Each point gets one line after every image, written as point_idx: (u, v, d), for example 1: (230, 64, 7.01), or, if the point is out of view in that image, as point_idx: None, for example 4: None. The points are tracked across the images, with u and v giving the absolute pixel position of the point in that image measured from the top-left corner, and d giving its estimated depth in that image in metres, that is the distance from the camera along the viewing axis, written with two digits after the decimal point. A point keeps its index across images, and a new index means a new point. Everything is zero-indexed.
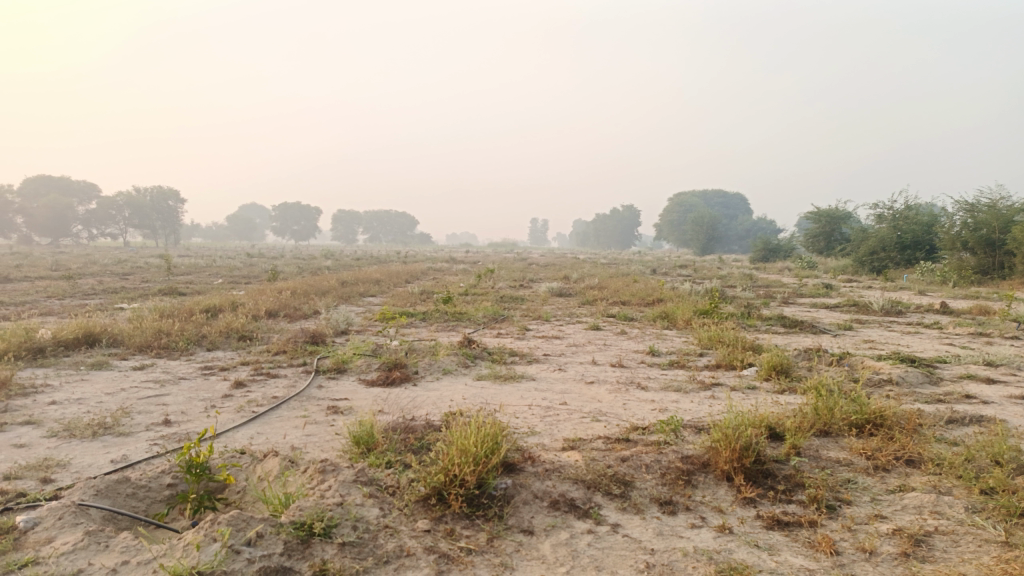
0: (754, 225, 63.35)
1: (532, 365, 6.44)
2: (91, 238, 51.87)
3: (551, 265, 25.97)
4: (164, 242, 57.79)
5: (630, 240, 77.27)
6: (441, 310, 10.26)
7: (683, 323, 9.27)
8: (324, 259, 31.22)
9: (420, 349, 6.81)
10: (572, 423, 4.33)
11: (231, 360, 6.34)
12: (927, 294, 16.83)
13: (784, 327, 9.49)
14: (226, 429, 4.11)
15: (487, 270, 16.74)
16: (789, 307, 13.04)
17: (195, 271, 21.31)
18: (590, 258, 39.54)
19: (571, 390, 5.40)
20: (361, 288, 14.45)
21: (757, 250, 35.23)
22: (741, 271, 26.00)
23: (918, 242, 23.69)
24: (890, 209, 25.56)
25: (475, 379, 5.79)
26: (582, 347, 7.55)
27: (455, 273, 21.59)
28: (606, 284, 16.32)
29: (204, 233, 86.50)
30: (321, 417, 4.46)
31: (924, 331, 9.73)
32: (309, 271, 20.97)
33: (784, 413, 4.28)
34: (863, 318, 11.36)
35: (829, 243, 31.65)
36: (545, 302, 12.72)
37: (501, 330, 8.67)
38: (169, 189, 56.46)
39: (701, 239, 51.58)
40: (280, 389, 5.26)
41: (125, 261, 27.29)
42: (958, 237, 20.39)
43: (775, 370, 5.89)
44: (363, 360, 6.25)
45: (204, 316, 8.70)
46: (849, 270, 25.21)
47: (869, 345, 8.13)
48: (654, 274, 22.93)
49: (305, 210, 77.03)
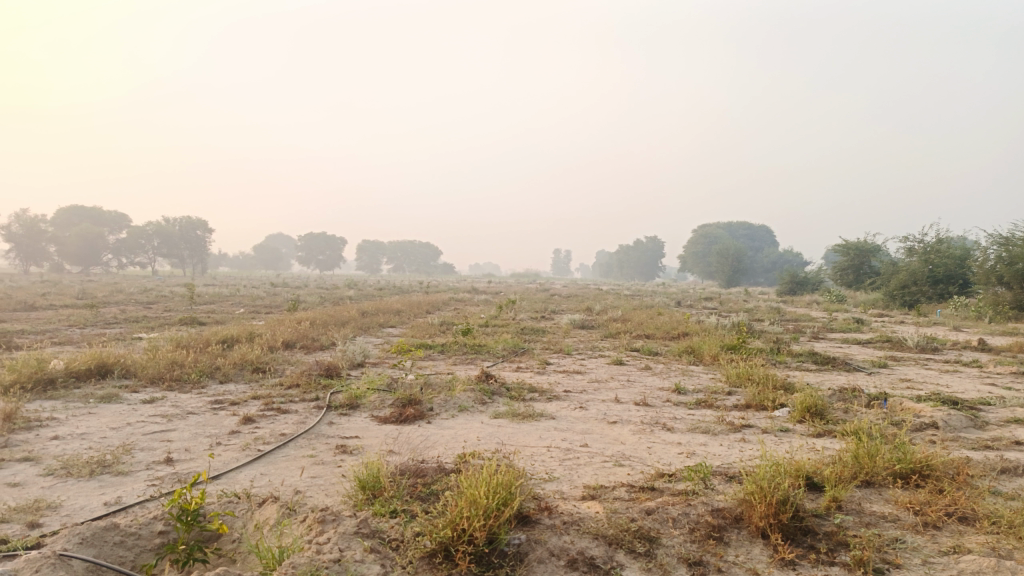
0: (780, 257, 62.63)
1: (552, 402, 6.19)
2: (120, 267, 52.65)
3: (574, 297, 25.73)
4: (191, 271, 58.51)
5: (653, 272, 76.77)
6: (460, 342, 10.07)
7: (710, 360, 8.95)
8: (347, 288, 31.35)
9: (436, 384, 6.59)
10: (592, 468, 4.07)
11: (243, 394, 6.17)
12: (962, 330, 16.29)
13: (815, 365, 9.14)
14: (229, 470, 3.92)
15: (509, 302, 16.55)
16: (819, 343, 12.64)
17: (219, 300, 21.38)
18: (613, 289, 39.19)
19: (592, 431, 5.13)
20: (381, 319, 14.31)
21: (783, 283, 34.68)
22: (767, 304, 25.54)
23: (950, 276, 23.11)
24: (920, 242, 25.04)
25: (492, 417, 5.54)
26: (604, 384, 7.28)
27: (477, 303, 21.46)
28: (629, 316, 16.04)
29: (230, 262, 87.58)
30: (328, 457, 4.25)
31: (963, 370, 9.31)
32: (331, 301, 20.95)
33: (821, 461, 3.99)
34: (897, 355, 10.94)
35: (857, 276, 31.03)
36: (567, 334, 12.48)
37: (520, 364, 8.42)
38: (198, 219, 57.31)
39: (726, 272, 51.03)
40: (289, 425, 5.06)
41: (151, 291, 27.54)
42: (992, 271, 19.83)
43: (809, 412, 5.58)
44: (377, 395, 6.04)
45: (220, 347, 8.58)
46: (879, 304, 24.62)
47: (906, 384, 7.75)
48: (678, 307, 22.56)
49: (330, 240, 77.72)
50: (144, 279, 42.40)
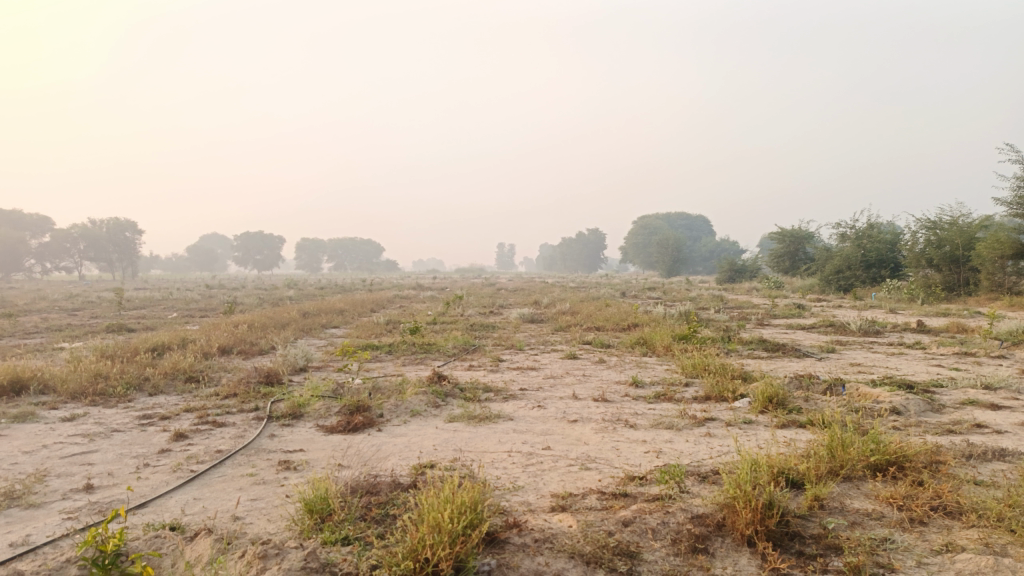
0: (718, 246, 63.82)
1: (508, 402, 5.91)
2: (43, 273, 50.10)
3: (520, 290, 25.54)
4: (120, 275, 56.08)
5: (596, 264, 77.35)
6: (408, 341, 9.72)
7: (664, 350, 8.81)
8: (286, 288, 30.54)
9: (385, 387, 6.23)
10: (558, 473, 3.82)
11: (174, 408, 5.70)
12: (897, 312, 16.73)
13: (766, 352, 9.11)
14: (157, 496, 3.52)
15: (455, 297, 16.23)
16: (766, 329, 12.72)
17: (151, 305, 20.36)
18: (559, 282, 39.24)
19: (553, 432, 4.88)
20: (323, 320, 13.78)
21: (723, 271, 35.25)
22: (710, 292, 25.84)
23: (883, 260, 23.78)
24: (853, 228, 25.72)
25: (447, 421, 5.23)
26: (560, 380, 7.04)
27: (422, 300, 21.06)
28: (577, 308, 15.91)
29: (163, 264, 84.45)
30: (270, 475, 3.88)
31: (908, 352, 9.43)
32: (269, 302, 20.20)
33: (793, 455, 3.83)
34: (843, 340, 11.06)
35: (794, 262, 31.74)
36: (517, 329, 12.23)
37: (472, 363, 8.13)
38: (127, 220, 54.97)
39: (667, 262, 51.68)
40: (225, 440, 4.65)
41: (76, 296, 26.12)
42: (922, 254, 20.44)
43: (771, 402, 5.45)
44: (321, 403, 5.65)
45: (150, 356, 8.01)
46: (816, 289, 25.19)
47: (856, 369, 7.76)
48: (624, 298, 22.59)
49: (268, 240, 75.67)
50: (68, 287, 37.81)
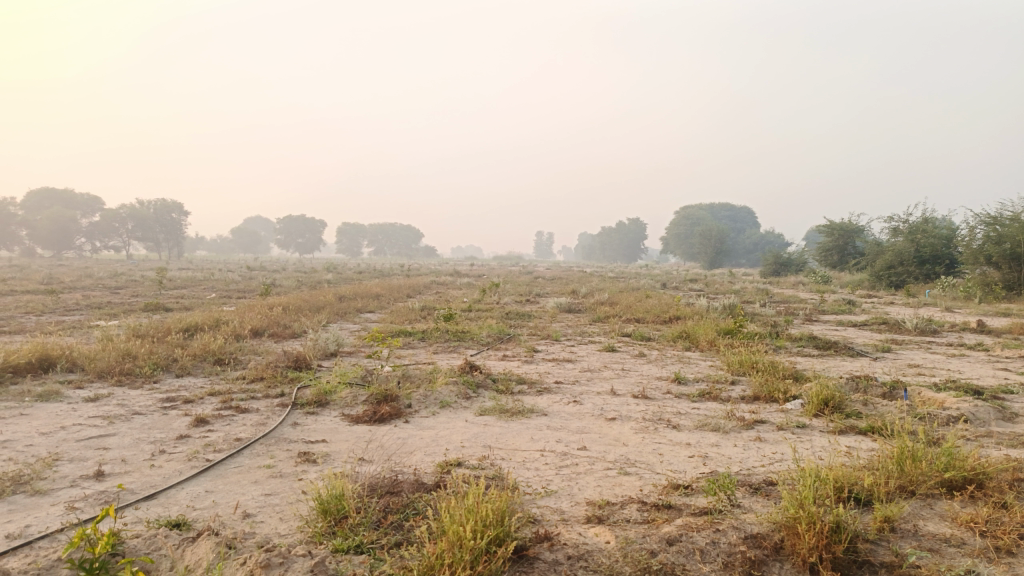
0: (762, 239, 62.38)
1: (543, 396, 5.61)
2: (93, 251, 51.38)
3: (557, 279, 25.19)
4: (166, 255, 57.22)
5: (636, 254, 76.41)
6: (442, 328, 9.49)
7: (707, 345, 8.41)
8: (326, 272, 30.80)
9: (415, 376, 5.99)
10: (594, 478, 3.53)
11: (199, 391, 5.54)
12: (954, 311, 15.95)
13: (817, 350, 8.65)
14: (168, 487, 3.33)
15: (493, 285, 15.99)
16: (814, 325, 12.18)
17: (191, 286, 20.54)
18: (598, 272, 38.79)
19: (590, 430, 4.58)
20: (358, 304, 13.66)
21: (767, 265, 34.32)
22: (754, 286, 25.11)
23: (937, 256, 22.79)
24: (906, 222, 24.74)
25: (478, 414, 4.96)
26: (597, 373, 6.71)
27: (459, 287, 20.86)
28: (616, 299, 15.51)
29: (208, 246, 86.05)
30: (287, 468, 3.66)
31: (969, 354, 8.85)
32: (307, 286, 20.26)
33: (855, 467, 3.46)
34: (898, 339, 10.47)
35: (842, 257, 30.74)
36: (554, 319, 11.91)
37: (506, 352, 7.85)
38: (173, 201, 55.92)
39: (708, 253, 50.68)
40: (245, 428, 4.44)
41: (121, 275, 26.53)
42: (980, 250, 19.47)
43: (826, 406, 5.06)
44: (349, 391, 5.43)
45: (181, 336, 7.92)
46: (864, 284, 24.31)
47: (916, 371, 7.26)
48: (664, 289, 22.07)
49: (310, 223, 76.46)
50: (121, 263, 41.96)
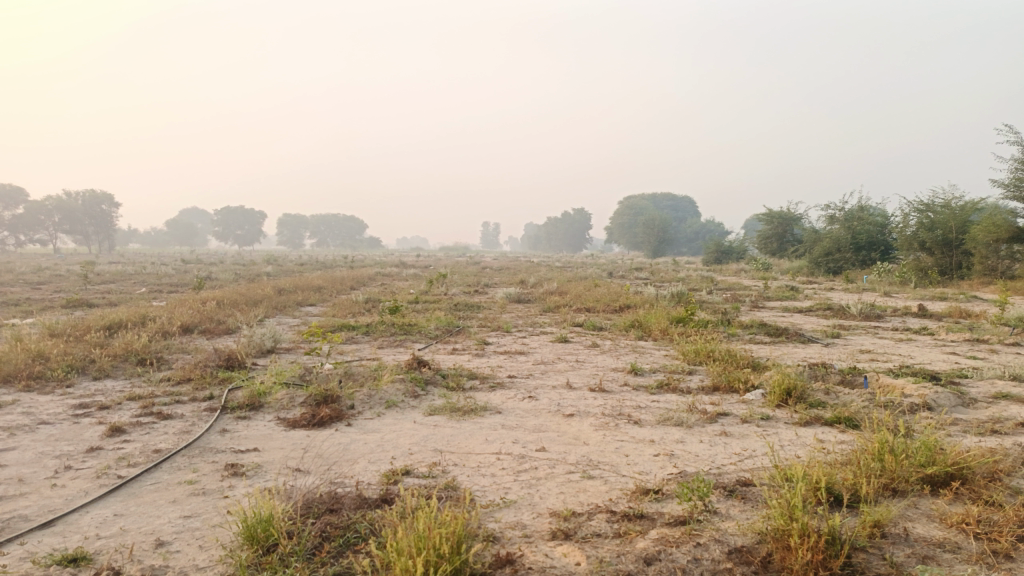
0: (703, 227, 63.38)
1: (495, 392, 5.29)
2: (16, 244, 48.89)
3: (504, 269, 24.91)
4: (96, 248, 54.76)
5: (581, 243, 76.78)
6: (387, 320, 9.06)
7: (660, 334, 8.23)
8: (264, 264, 29.83)
9: (359, 374, 5.59)
10: (556, 483, 3.23)
11: (118, 395, 5.02)
12: (892, 296, 16.29)
13: (769, 337, 8.56)
14: (68, 512, 2.88)
15: (439, 276, 15.57)
16: (761, 312, 12.18)
17: (120, 279, 19.47)
18: (542, 261, 38.69)
19: (547, 428, 4.29)
20: (299, 297, 13.07)
21: (709, 252, 34.76)
22: (699, 274, 25.29)
23: (873, 242, 23.33)
24: (842, 210, 25.30)
25: (427, 415, 4.61)
26: (551, 366, 6.41)
27: (404, 278, 20.36)
28: (565, 288, 15.29)
29: (142, 239, 82.84)
30: (211, 484, 3.25)
31: (916, 339, 8.89)
32: (245, 278, 19.47)
33: (833, 464, 3.25)
34: (844, 324, 10.53)
35: (781, 244, 31.31)
36: (503, 309, 11.59)
37: (455, 346, 7.49)
38: (103, 192, 53.43)
39: (652, 242, 51.14)
40: (166, 438, 3.98)
41: (44, 269, 25.08)
42: (914, 237, 19.98)
43: (788, 396, 4.89)
44: (285, 392, 4.99)
45: (102, 334, 7.30)
46: (804, 271, 24.76)
47: (869, 357, 7.20)
48: (612, 278, 22.00)
49: (249, 213, 74.27)
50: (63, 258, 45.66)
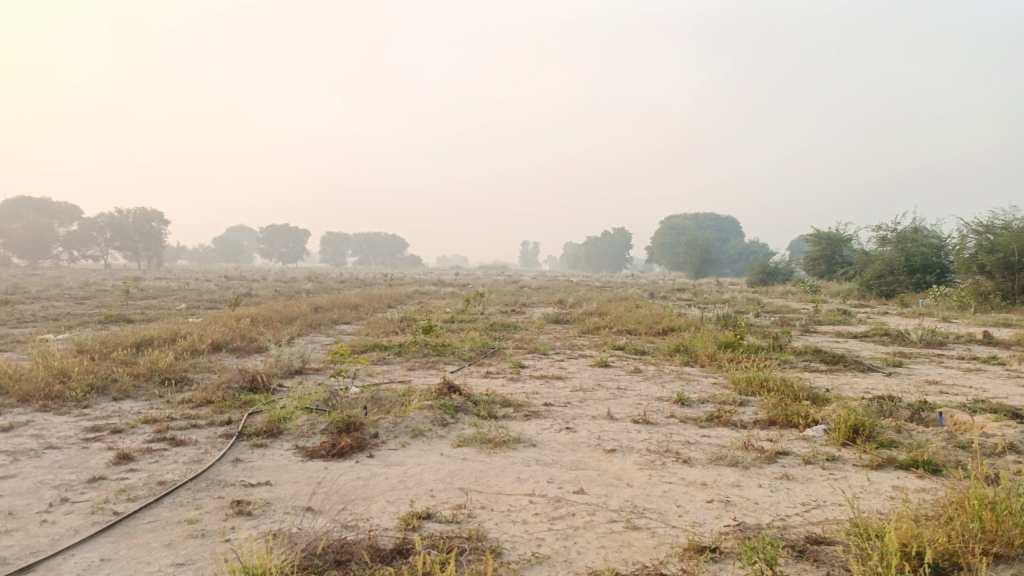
0: (746, 249, 62.18)
1: (530, 422, 4.90)
2: (70, 259, 50.29)
3: (543, 289, 24.51)
4: (145, 265, 55.96)
5: (621, 263, 76.07)
6: (421, 341, 8.77)
7: (707, 360, 7.74)
8: (305, 281, 29.94)
9: (386, 399, 5.26)
10: (596, 535, 2.83)
11: (134, 418, 4.77)
12: (951, 321, 15.42)
13: (825, 365, 8.01)
14: (49, 556, 2.58)
15: (477, 295, 15.27)
16: (813, 337, 11.56)
17: (162, 295, 19.60)
18: (582, 281, 38.25)
19: (587, 466, 3.89)
20: (334, 315, 12.87)
21: (753, 273, 33.85)
22: (745, 295, 24.55)
23: (927, 265, 22.35)
24: (894, 231, 24.37)
25: (455, 446, 4.25)
26: (591, 394, 6.01)
27: (443, 297, 20.16)
28: (606, 309, 14.85)
29: (190, 256, 84.73)
30: (212, 525, 2.94)
31: (986, 369, 8.23)
32: (284, 295, 19.42)
33: (924, 520, 2.77)
34: (904, 351, 9.87)
35: (829, 266, 30.31)
36: (541, 330, 11.20)
37: (490, 369, 7.13)
38: (154, 210, 54.57)
39: (694, 263, 50.21)
40: (174, 467, 3.70)
41: (92, 284, 25.52)
42: (972, 259, 19.00)
43: (855, 434, 4.41)
44: (306, 417, 4.68)
45: (129, 352, 7.12)
46: (853, 294, 23.77)
47: (938, 388, 6.62)
48: (653, 299, 21.43)
49: (293, 231, 75.29)
50: (112, 272, 46.61)
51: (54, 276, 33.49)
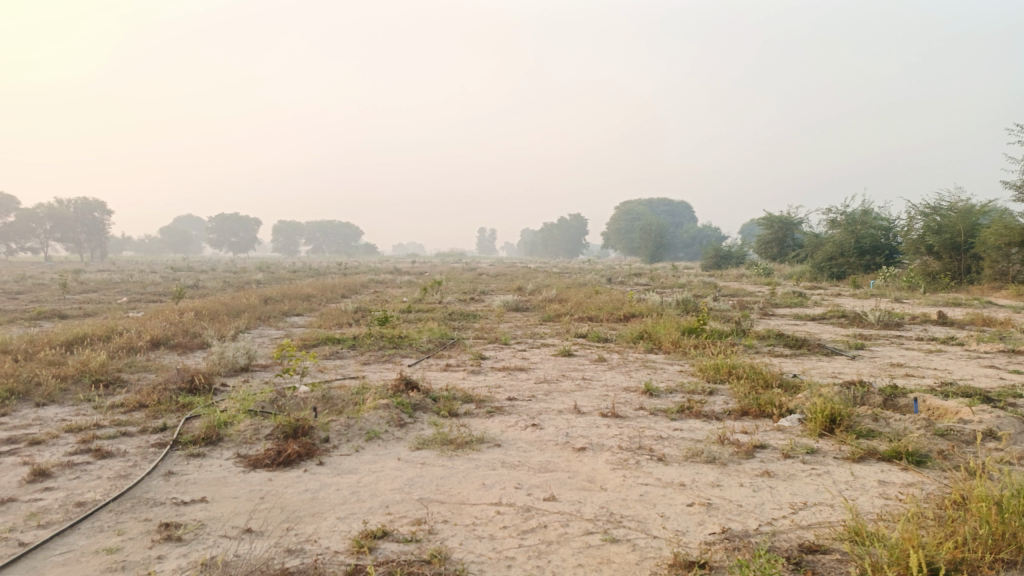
0: (700, 233, 62.80)
1: (492, 419, 4.60)
2: (8, 252, 48.20)
3: (501, 276, 24.26)
4: (89, 257, 53.90)
5: (577, 249, 76.20)
6: (375, 332, 8.39)
7: (672, 347, 7.55)
8: (255, 271, 29.11)
9: (339, 398, 4.90)
10: (572, 552, 2.54)
11: (56, 427, 4.32)
12: (903, 302, 15.61)
13: (789, 350, 7.88)
14: None
15: (434, 283, 14.88)
16: (773, 320, 11.50)
17: (102, 288, 18.73)
18: (539, 267, 38.09)
19: (556, 468, 3.61)
20: (285, 307, 12.35)
21: (708, 257, 34.07)
22: (701, 279, 24.61)
23: (877, 247, 22.69)
24: (845, 213, 24.69)
25: (413, 450, 3.93)
26: (556, 386, 5.73)
27: (399, 286, 19.70)
28: (565, 295, 14.63)
29: (135, 246, 82.12)
30: (135, 555, 2.57)
31: (947, 350, 8.21)
32: (234, 287, 18.66)
33: (926, 525, 2.56)
34: (864, 333, 9.84)
35: (782, 249, 30.66)
36: (500, 319, 10.89)
37: (449, 361, 6.81)
38: (96, 200, 52.48)
39: (649, 248, 50.48)
40: (96, 485, 3.30)
41: (28, 278, 24.25)
42: (920, 240, 19.32)
43: (831, 425, 4.21)
44: (249, 422, 4.30)
45: (59, 351, 6.60)
46: (806, 276, 24.06)
47: (904, 372, 6.52)
48: (611, 285, 21.30)
49: (243, 220, 73.44)
50: (51, 263, 44.72)
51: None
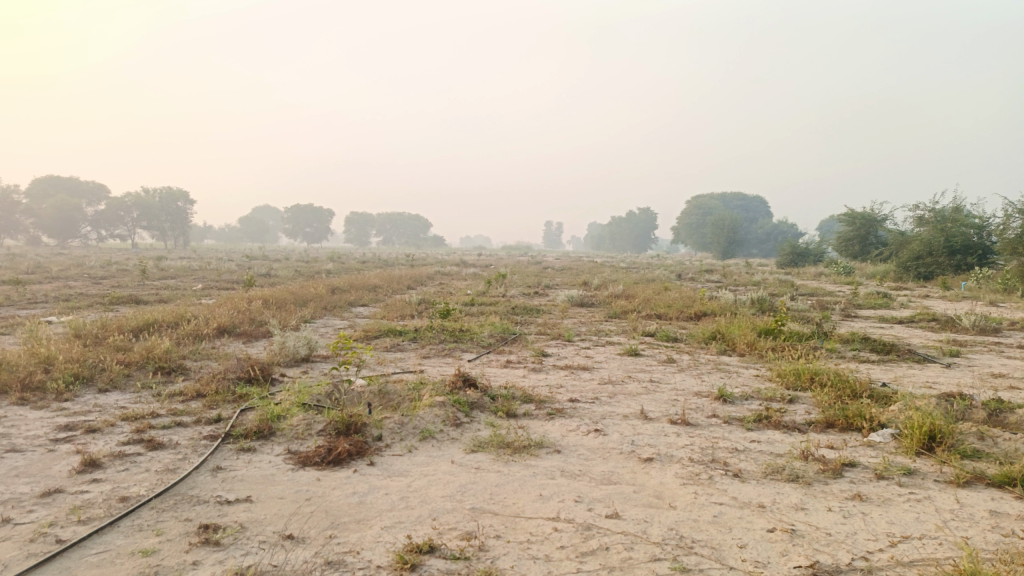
0: (775, 229, 60.76)
1: (553, 422, 4.34)
2: (98, 239, 50.69)
3: (568, 270, 23.84)
4: (173, 244, 56.17)
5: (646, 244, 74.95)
6: (437, 325, 8.24)
7: (746, 349, 7.12)
8: (326, 261, 29.56)
9: (395, 394, 4.73)
10: None
11: (114, 414, 4.29)
12: (999, 306, 14.52)
13: (875, 356, 7.31)
14: None
15: (499, 277, 14.70)
16: (854, 323, 10.82)
17: (181, 275, 19.30)
18: (608, 262, 37.44)
19: (621, 480, 3.32)
20: (351, 297, 12.39)
21: (783, 255, 32.84)
22: (775, 278, 23.67)
23: (969, 246, 21.29)
24: (933, 211, 23.27)
25: (468, 453, 3.71)
26: (621, 388, 5.43)
27: (465, 278, 19.62)
28: (632, 291, 14.23)
29: (216, 234, 85.15)
30: (170, 559, 2.43)
31: None
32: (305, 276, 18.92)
33: None
34: (957, 339, 9.11)
35: (863, 247, 29.21)
36: (564, 314, 10.62)
37: (510, 358, 6.58)
38: (180, 190, 54.62)
39: (721, 244, 49.13)
40: (142, 478, 3.21)
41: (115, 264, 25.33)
42: (1017, 240, 17.98)
43: (932, 443, 3.78)
44: (301, 416, 4.17)
45: (127, 337, 6.69)
46: (890, 276, 22.81)
47: (1008, 383, 5.93)
48: (681, 281, 20.68)
49: (317, 211, 75.22)
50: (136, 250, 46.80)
51: (77, 255, 33.57)
